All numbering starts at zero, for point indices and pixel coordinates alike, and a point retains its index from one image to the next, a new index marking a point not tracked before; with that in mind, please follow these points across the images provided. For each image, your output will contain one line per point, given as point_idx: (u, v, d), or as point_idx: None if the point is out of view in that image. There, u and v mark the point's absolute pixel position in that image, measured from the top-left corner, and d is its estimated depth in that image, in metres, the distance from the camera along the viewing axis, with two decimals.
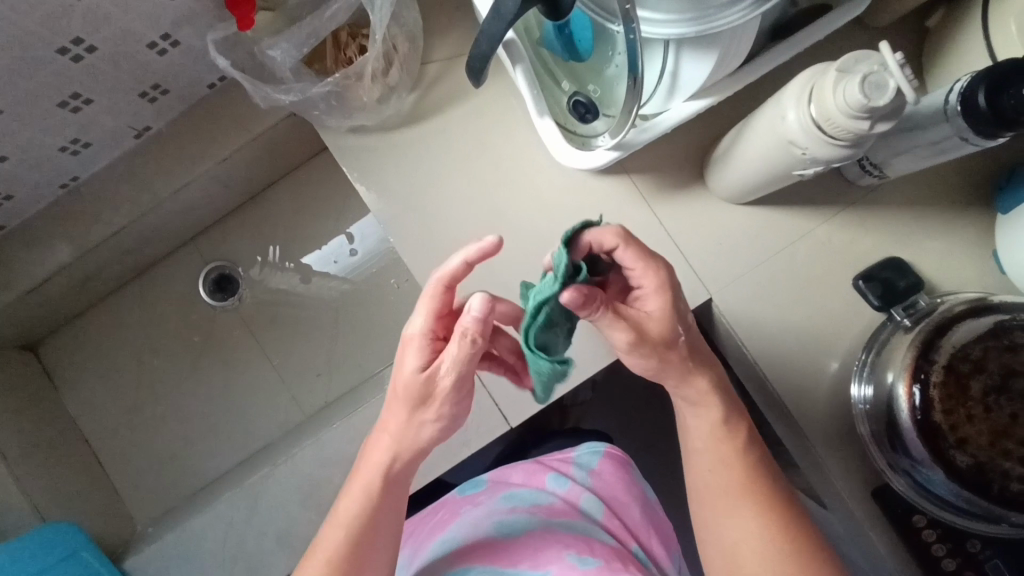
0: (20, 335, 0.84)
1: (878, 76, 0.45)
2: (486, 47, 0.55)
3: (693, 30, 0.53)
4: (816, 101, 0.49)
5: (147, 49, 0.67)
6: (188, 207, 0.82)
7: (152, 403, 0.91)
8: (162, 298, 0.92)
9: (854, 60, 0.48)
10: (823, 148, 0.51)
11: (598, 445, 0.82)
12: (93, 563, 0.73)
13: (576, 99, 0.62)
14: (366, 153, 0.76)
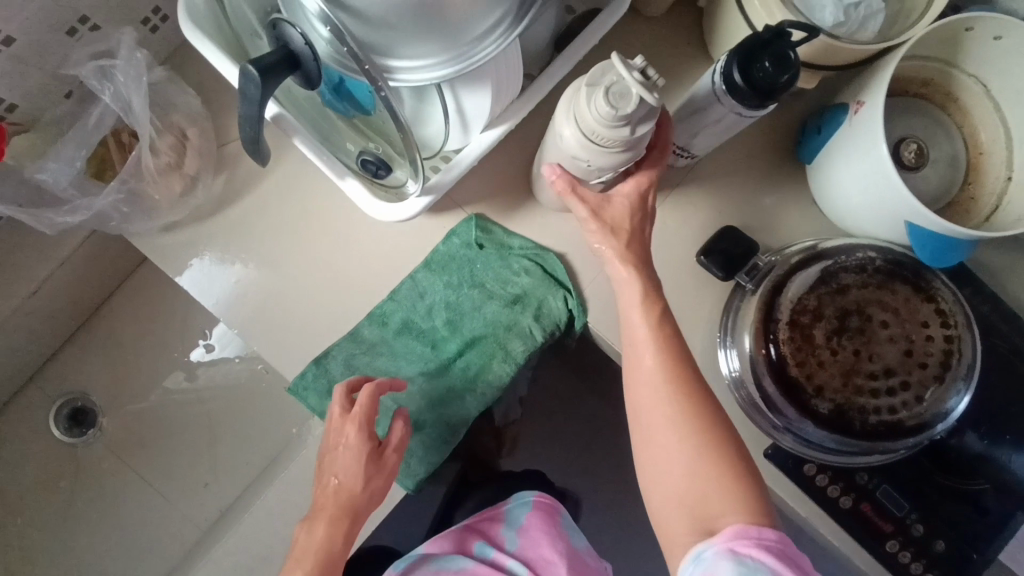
0: None
1: (619, 86, 0.47)
2: (249, 130, 0.52)
3: (456, 68, 0.54)
4: (578, 118, 0.50)
5: None
6: (10, 349, 0.78)
7: (45, 556, 0.89)
8: (21, 445, 0.91)
9: (600, 71, 0.49)
10: (603, 159, 0.53)
11: (526, 496, 0.83)
12: None
13: (365, 159, 0.61)
14: (185, 250, 0.73)
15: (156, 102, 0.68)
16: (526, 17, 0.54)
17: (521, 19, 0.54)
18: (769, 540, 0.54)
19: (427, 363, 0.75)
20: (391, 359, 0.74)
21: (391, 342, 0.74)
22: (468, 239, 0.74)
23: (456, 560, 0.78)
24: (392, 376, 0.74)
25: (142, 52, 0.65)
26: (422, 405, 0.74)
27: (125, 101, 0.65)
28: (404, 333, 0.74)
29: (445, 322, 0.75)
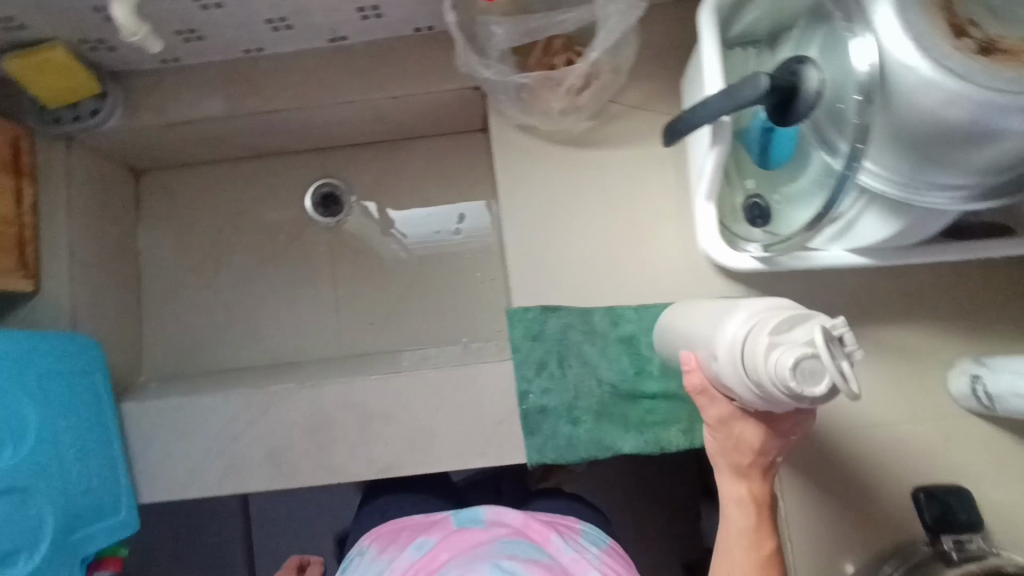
0: (141, 158, 0.90)
1: (820, 358, 0.43)
2: (699, 116, 0.56)
3: (897, 192, 0.52)
4: (752, 346, 0.48)
5: None
6: (341, 119, 0.86)
7: (212, 277, 0.94)
8: (270, 188, 0.95)
9: (793, 325, 0.46)
10: (753, 389, 0.50)
11: (601, 533, 0.85)
12: (103, 392, 0.74)
13: (755, 202, 0.65)
14: (522, 152, 0.78)
15: (615, 43, 0.70)
16: (988, 200, 0.51)
17: (983, 199, 0.51)
18: None
19: (622, 380, 0.76)
20: (599, 356, 0.76)
21: (608, 341, 0.76)
22: None
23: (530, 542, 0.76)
24: (586, 366, 0.76)
25: None
26: (594, 408, 0.75)
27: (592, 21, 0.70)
28: (623, 343, 0.76)
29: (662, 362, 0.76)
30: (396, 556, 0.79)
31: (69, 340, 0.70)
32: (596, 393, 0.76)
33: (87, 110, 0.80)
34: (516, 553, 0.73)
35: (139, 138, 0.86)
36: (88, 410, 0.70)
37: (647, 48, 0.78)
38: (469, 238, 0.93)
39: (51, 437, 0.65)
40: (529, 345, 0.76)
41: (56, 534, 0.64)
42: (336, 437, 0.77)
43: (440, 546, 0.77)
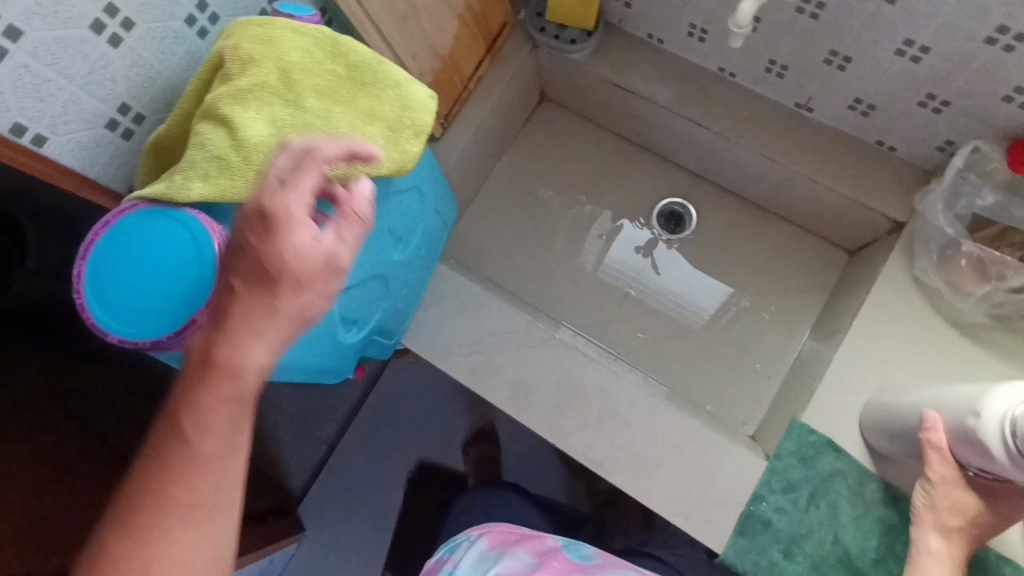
0: (561, 90, 0.99)
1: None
2: None
3: None
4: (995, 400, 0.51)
5: (920, 96, 0.69)
6: (746, 168, 0.89)
7: (539, 210, 1.02)
8: (631, 174, 1.02)
9: None
10: (1003, 441, 0.49)
11: None
12: (437, 233, 0.76)
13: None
14: (903, 302, 0.76)
15: None
16: None
17: None
18: None
19: (853, 555, 0.72)
20: (850, 518, 0.73)
21: (865, 513, 0.73)
22: None
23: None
24: (829, 519, 0.73)
25: None
26: (810, 559, 0.73)
27: None
28: (878, 527, 0.72)
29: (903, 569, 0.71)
30: (508, 556, 0.87)
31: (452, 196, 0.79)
32: (822, 549, 0.73)
33: (569, 37, 0.89)
34: None
35: (579, 78, 0.94)
36: (436, 252, 0.79)
37: None
38: (694, 308, 0.95)
39: (420, 262, 0.74)
40: (792, 462, 0.74)
41: (383, 334, 0.73)
42: (574, 407, 0.81)
43: (551, 561, 0.85)
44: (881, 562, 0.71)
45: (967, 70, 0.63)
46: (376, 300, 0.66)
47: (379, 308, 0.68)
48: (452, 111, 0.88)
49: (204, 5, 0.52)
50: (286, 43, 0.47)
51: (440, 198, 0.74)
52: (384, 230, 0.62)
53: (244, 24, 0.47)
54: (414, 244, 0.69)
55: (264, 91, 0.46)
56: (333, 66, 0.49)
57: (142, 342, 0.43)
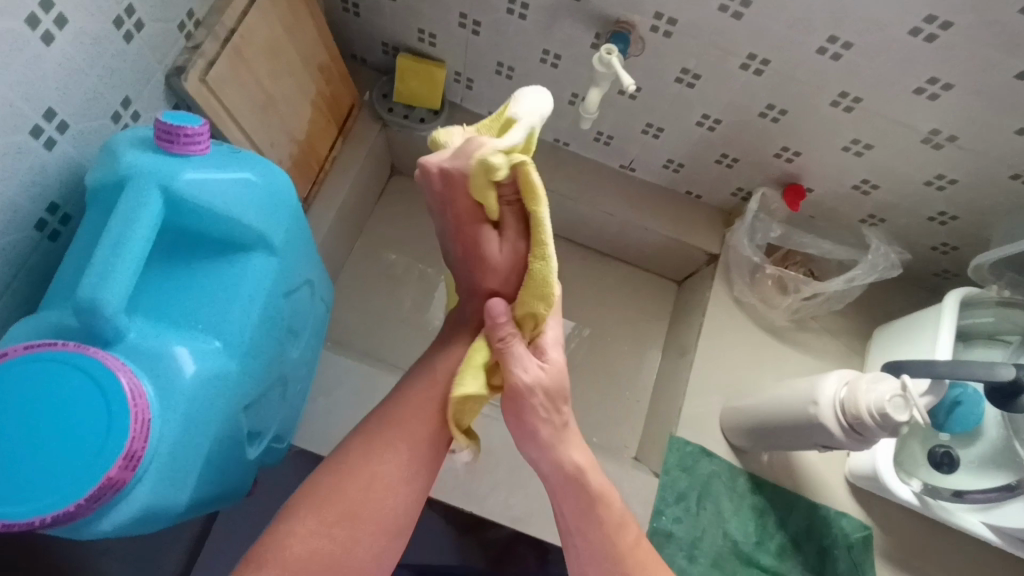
0: (411, 159, 1.03)
1: (908, 401, 0.60)
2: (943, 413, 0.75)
3: (942, 351, 0.76)
4: (851, 389, 0.64)
5: (666, 164, 0.93)
6: (587, 220, 1.01)
7: (409, 280, 1.03)
8: None
9: (875, 378, 0.63)
10: (829, 417, 0.66)
11: None
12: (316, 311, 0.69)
13: (946, 450, 0.74)
14: (730, 317, 0.93)
15: (822, 307, 0.93)
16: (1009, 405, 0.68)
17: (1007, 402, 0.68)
18: None
19: (729, 542, 0.82)
20: (731, 511, 0.84)
21: (732, 506, 0.84)
22: (842, 534, 0.85)
23: None
24: (718, 518, 0.83)
25: (893, 259, 0.85)
26: (704, 560, 0.81)
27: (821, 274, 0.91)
28: (752, 512, 0.84)
29: (777, 544, 0.84)
30: None
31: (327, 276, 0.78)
32: (706, 542, 0.82)
33: (418, 116, 0.94)
34: None
35: (428, 148, 0.98)
36: (311, 355, 0.71)
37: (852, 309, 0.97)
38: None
39: (300, 362, 0.65)
40: (677, 473, 0.84)
41: (263, 446, 0.62)
42: (486, 469, 0.81)
43: None
44: (757, 540, 0.83)
45: (749, 134, 0.81)
46: (250, 411, 0.54)
47: (257, 421, 0.57)
48: (313, 193, 0.87)
49: (127, 103, 0.57)
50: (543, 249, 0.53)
51: (304, 264, 0.60)
52: (260, 318, 0.52)
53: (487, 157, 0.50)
54: (290, 335, 0.60)
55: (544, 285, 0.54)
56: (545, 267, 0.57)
57: (40, 520, 0.36)
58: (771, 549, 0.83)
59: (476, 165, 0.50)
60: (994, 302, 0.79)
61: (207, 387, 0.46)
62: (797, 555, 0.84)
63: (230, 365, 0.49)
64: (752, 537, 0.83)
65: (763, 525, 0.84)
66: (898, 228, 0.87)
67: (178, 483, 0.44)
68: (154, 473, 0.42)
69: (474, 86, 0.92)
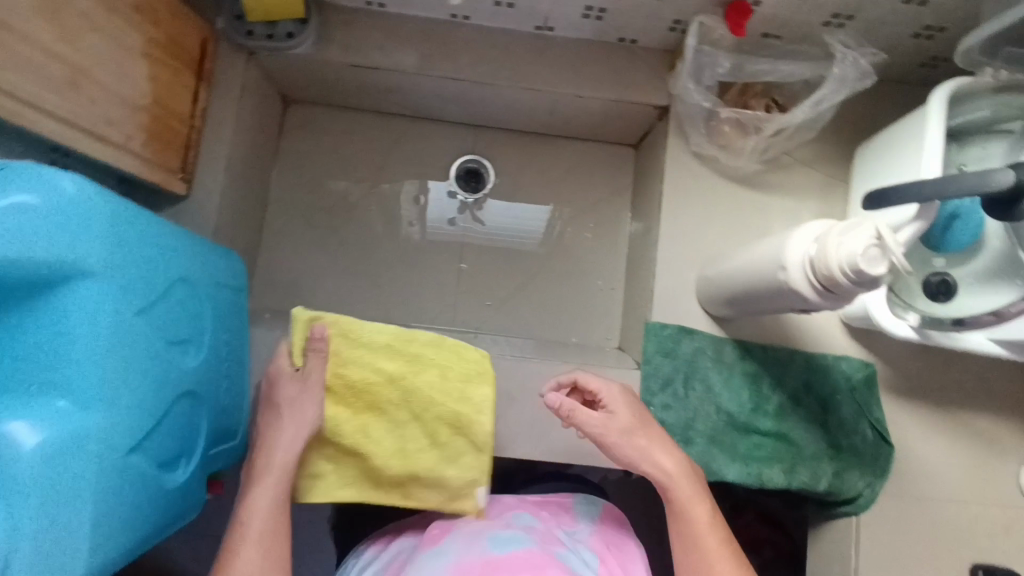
0: (299, 83, 0.88)
1: (885, 248, 0.50)
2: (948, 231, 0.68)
3: (931, 167, 0.65)
4: (822, 243, 0.55)
5: (583, 12, 0.77)
6: (514, 102, 0.88)
7: (340, 219, 0.94)
8: (417, 148, 0.96)
9: (850, 228, 0.53)
10: (801, 280, 0.57)
11: (594, 499, 0.77)
12: (206, 300, 0.62)
13: (942, 279, 0.67)
14: (692, 178, 0.82)
15: (795, 139, 0.80)
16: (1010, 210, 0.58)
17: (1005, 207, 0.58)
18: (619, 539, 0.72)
19: (725, 415, 0.79)
20: (722, 384, 0.80)
21: (723, 379, 0.80)
22: (843, 378, 0.81)
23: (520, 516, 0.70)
24: (709, 393, 0.80)
25: (864, 65, 0.70)
26: (702, 439, 0.79)
27: (788, 102, 0.78)
28: (745, 379, 0.80)
29: (777, 404, 0.80)
30: None
31: (223, 256, 0.70)
32: (700, 420, 0.79)
33: (284, 32, 0.78)
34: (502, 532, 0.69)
35: (312, 67, 0.84)
36: (223, 348, 0.65)
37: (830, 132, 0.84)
38: (510, 240, 0.95)
39: (206, 364, 0.60)
40: (660, 360, 0.80)
41: (195, 460, 0.58)
42: None
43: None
44: (755, 405, 0.80)
45: None
46: (147, 445, 0.49)
47: (167, 446, 0.53)
48: (190, 160, 0.76)
49: None
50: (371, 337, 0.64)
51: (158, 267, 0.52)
52: (115, 355, 0.45)
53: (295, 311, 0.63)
54: (172, 348, 0.54)
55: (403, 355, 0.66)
56: (396, 362, 0.65)
57: None
58: (770, 410, 0.80)
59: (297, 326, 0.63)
60: (991, 90, 0.65)
61: (59, 456, 0.41)
62: (799, 409, 0.80)
63: (88, 421, 0.43)
64: (748, 404, 0.80)
65: (758, 389, 0.80)
66: (871, 22, 0.71)
67: (60, 557, 0.41)
68: (19, 562, 0.39)
69: None
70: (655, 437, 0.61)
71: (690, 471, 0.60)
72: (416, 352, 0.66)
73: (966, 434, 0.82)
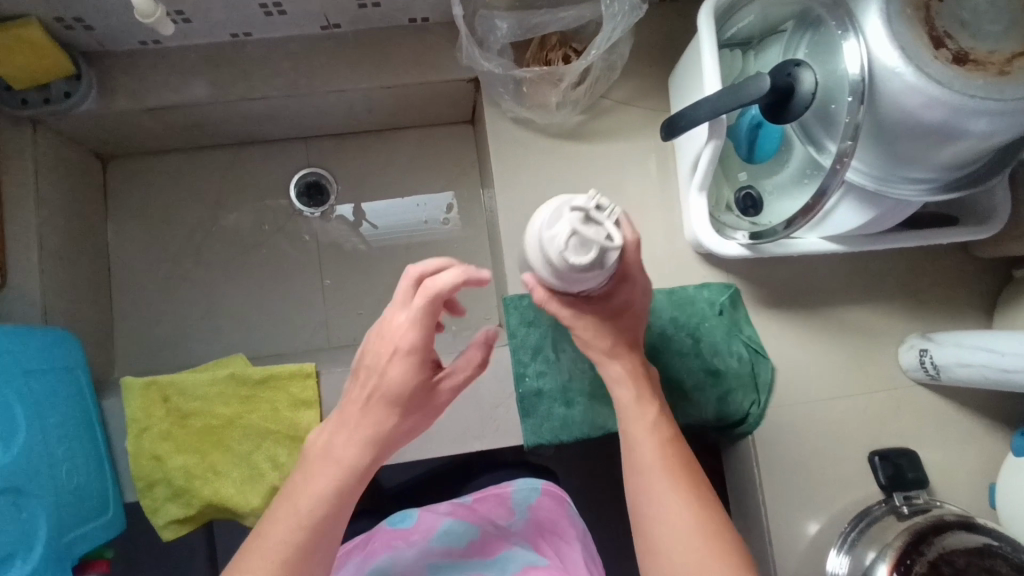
0: (106, 138, 0.85)
1: (585, 234, 0.48)
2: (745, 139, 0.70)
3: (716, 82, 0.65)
4: (538, 243, 0.53)
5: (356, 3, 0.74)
6: (328, 108, 0.85)
7: (190, 265, 0.91)
8: (252, 174, 0.93)
9: (560, 205, 0.51)
10: (545, 277, 0.55)
11: (536, 483, 0.84)
12: (10, 390, 0.59)
13: (748, 192, 0.72)
14: (517, 143, 0.81)
15: (604, 81, 0.79)
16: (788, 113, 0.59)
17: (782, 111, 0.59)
18: (561, 528, 0.77)
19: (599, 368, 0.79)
20: None
21: None
22: (710, 303, 0.81)
23: (462, 521, 0.77)
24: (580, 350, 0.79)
25: None
26: (581, 398, 0.79)
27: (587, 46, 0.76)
28: None
29: (649, 345, 0.80)
30: None
31: (56, 333, 0.67)
32: (574, 381, 0.79)
33: (59, 93, 0.75)
34: (447, 536, 0.75)
35: (107, 121, 0.80)
36: (57, 430, 0.63)
37: (644, 65, 0.83)
38: (376, 241, 0.93)
39: (26, 453, 0.58)
40: (524, 331, 0.79)
41: (36, 551, 0.58)
42: None
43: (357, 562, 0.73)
44: None
45: None
46: None
47: None
48: None
49: None
50: (200, 386, 0.73)
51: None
52: None
53: (127, 380, 0.71)
54: None
55: (226, 390, 0.73)
56: (230, 406, 0.73)
57: None
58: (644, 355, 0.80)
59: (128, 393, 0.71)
60: None
61: None
62: (671, 345, 0.80)
63: None
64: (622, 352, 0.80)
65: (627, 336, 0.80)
66: None
67: None
68: None
69: (92, 24, 0.71)
70: (627, 348, 0.63)
71: (626, 349, 0.63)
72: (223, 379, 0.73)
73: (835, 329, 0.83)
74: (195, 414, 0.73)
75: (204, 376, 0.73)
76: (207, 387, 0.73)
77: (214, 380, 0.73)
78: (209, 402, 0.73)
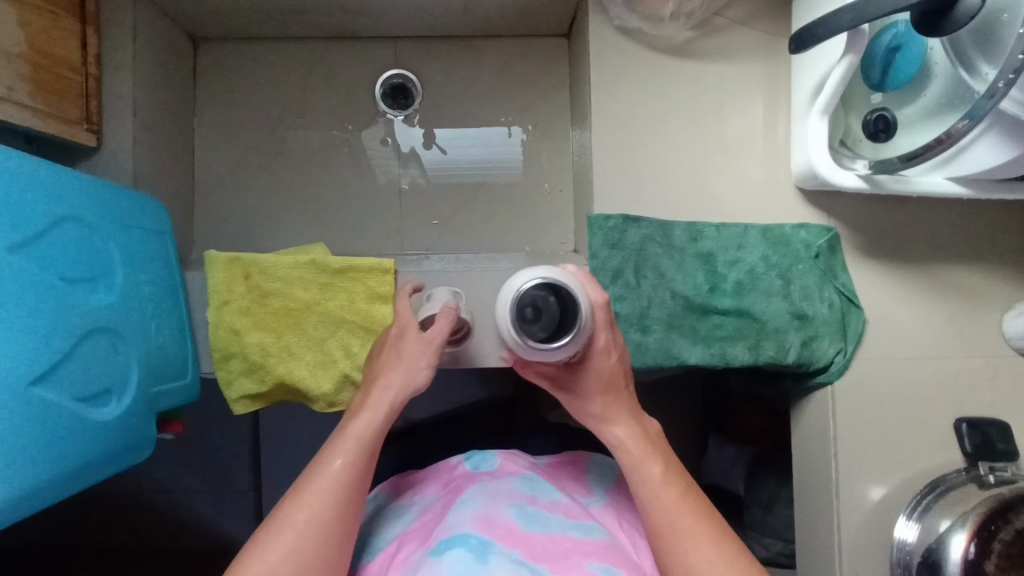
0: (201, 16, 0.84)
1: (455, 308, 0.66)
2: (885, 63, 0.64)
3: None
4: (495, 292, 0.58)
5: None
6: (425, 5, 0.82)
7: (271, 156, 0.90)
8: (339, 71, 0.91)
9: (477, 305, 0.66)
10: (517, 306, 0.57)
11: (610, 466, 0.78)
12: (111, 239, 0.59)
13: (880, 115, 0.65)
14: (621, 56, 0.77)
15: None
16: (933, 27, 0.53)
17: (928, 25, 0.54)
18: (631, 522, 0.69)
19: (680, 299, 0.76)
20: (675, 268, 0.76)
21: (676, 263, 0.76)
22: (806, 244, 0.76)
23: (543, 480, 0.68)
24: (662, 279, 0.76)
25: None
26: (658, 328, 0.76)
27: None
28: (699, 259, 0.77)
29: (735, 281, 0.76)
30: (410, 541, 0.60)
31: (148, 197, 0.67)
32: (654, 311, 0.76)
33: None
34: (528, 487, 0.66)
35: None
36: (148, 288, 0.64)
37: None
38: (458, 151, 0.91)
39: (125, 300, 0.59)
40: (606, 253, 0.76)
41: (129, 393, 0.58)
42: None
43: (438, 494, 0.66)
44: (713, 285, 0.76)
45: None
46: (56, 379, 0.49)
47: (87, 381, 0.53)
48: (94, 108, 0.73)
49: None
50: (282, 267, 0.73)
51: (29, 204, 0.50)
52: None
53: (211, 254, 0.72)
54: (71, 285, 0.53)
55: (307, 274, 0.73)
56: (308, 290, 0.73)
57: None
58: (729, 290, 0.76)
59: (212, 265, 0.72)
60: None
61: None
62: (759, 284, 0.76)
63: None
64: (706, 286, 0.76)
65: (714, 269, 0.77)
66: None
67: None
68: None
69: None
70: (625, 408, 0.62)
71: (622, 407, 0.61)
72: (306, 262, 0.73)
73: (937, 287, 0.77)
74: (273, 294, 0.73)
75: (288, 258, 0.73)
76: (288, 269, 0.73)
77: (296, 262, 0.73)
78: (289, 284, 0.73)
